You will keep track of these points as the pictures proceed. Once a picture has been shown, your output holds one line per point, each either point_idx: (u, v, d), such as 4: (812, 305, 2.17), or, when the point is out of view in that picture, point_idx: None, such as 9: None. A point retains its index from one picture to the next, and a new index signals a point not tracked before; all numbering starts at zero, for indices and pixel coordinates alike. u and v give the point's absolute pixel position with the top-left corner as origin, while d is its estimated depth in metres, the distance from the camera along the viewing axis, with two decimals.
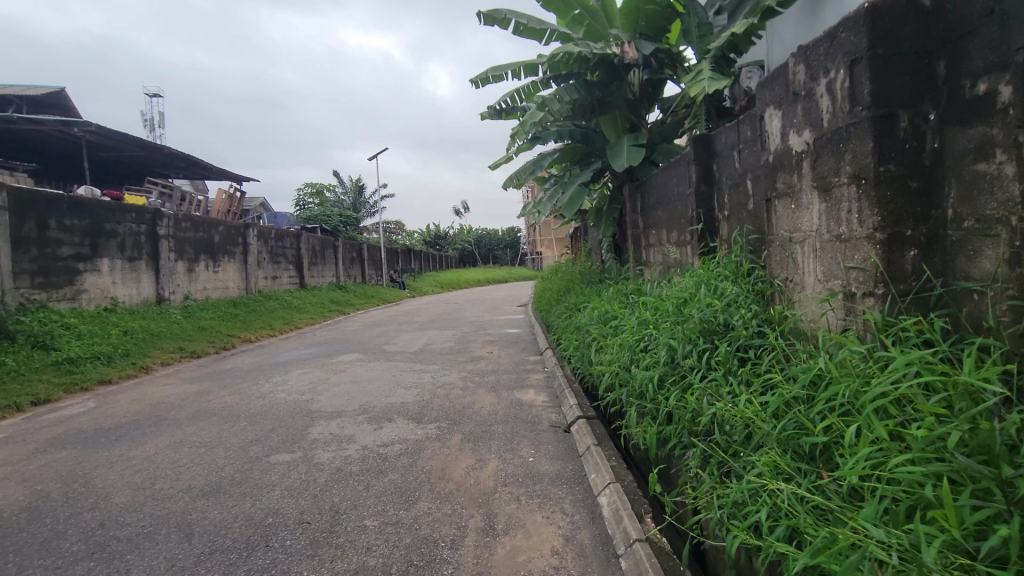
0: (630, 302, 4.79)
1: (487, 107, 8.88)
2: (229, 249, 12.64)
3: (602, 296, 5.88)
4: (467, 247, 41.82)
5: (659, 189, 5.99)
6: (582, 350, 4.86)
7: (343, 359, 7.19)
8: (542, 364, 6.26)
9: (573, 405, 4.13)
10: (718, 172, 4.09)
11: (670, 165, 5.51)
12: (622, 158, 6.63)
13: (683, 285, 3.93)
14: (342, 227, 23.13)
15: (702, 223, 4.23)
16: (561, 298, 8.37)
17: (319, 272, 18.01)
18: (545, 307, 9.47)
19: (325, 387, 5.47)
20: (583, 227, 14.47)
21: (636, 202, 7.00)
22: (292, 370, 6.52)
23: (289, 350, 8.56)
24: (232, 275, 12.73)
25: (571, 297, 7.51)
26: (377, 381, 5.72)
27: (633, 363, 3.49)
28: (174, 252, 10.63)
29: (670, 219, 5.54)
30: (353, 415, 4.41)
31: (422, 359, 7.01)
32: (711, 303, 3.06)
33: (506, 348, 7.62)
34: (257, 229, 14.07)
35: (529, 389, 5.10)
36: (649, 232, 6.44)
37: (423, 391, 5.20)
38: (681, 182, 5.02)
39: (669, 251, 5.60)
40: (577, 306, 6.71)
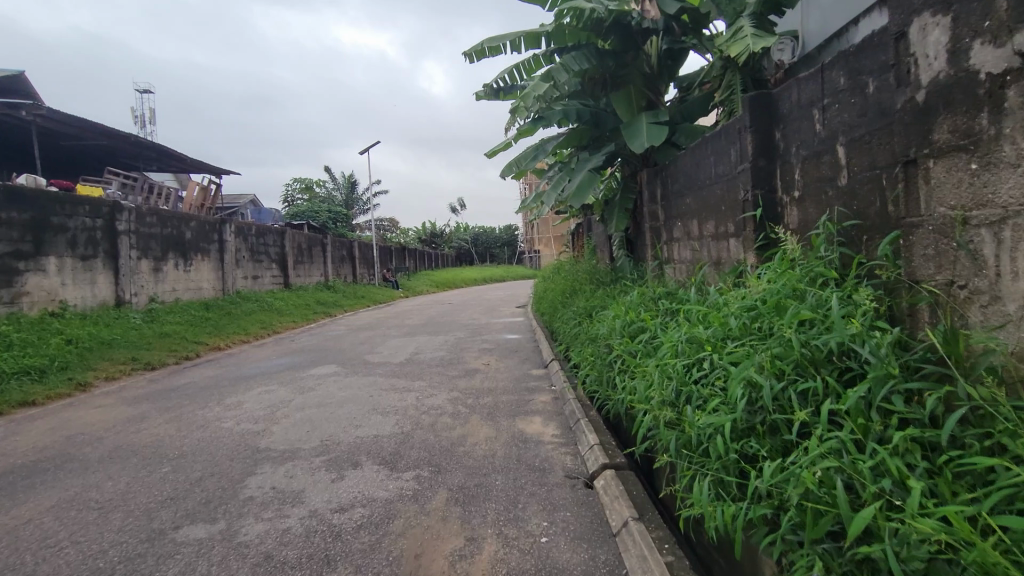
0: (663, 309, 3.83)
1: (483, 85, 7.90)
2: (202, 247, 11.66)
3: (623, 299, 4.91)
4: (464, 245, 40.82)
5: (688, 173, 5.01)
6: (603, 369, 3.90)
7: (317, 373, 6.20)
8: (548, 381, 5.29)
9: (595, 448, 3.16)
10: (786, 142, 3.10)
11: (704, 141, 4.52)
12: (640, 139, 5.61)
13: (743, 290, 2.97)
14: (332, 225, 22.13)
15: (761, 208, 3.26)
16: (567, 301, 7.38)
17: (305, 271, 17.00)
18: (548, 311, 8.46)
19: (285, 413, 4.49)
20: (587, 222, 13.50)
21: (656, 192, 6.03)
22: (253, 389, 5.53)
23: (258, 361, 7.56)
24: (205, 275, 11.72)
25: (580, 300, 6.55)
26: (349, 404, 4.72)
27: (683, 399, 2.53)
28: (136, 250, 9.63)
29: (704, 207, 4.56)
30: (309, 457, 3.42)
31: (407, 373, 6.01)
32: (807, 318, 2.10)
33: (504, 359, 6.63)
34: (236, 225, 13.07)
35: (535, 417, 4.12)
36: (674, 226, 5.48)
37: (403, 419, 4.22)
38: (725, 160, 4.03)
39: (703, 247, 4.63)
40: (590, 311, 5.74)
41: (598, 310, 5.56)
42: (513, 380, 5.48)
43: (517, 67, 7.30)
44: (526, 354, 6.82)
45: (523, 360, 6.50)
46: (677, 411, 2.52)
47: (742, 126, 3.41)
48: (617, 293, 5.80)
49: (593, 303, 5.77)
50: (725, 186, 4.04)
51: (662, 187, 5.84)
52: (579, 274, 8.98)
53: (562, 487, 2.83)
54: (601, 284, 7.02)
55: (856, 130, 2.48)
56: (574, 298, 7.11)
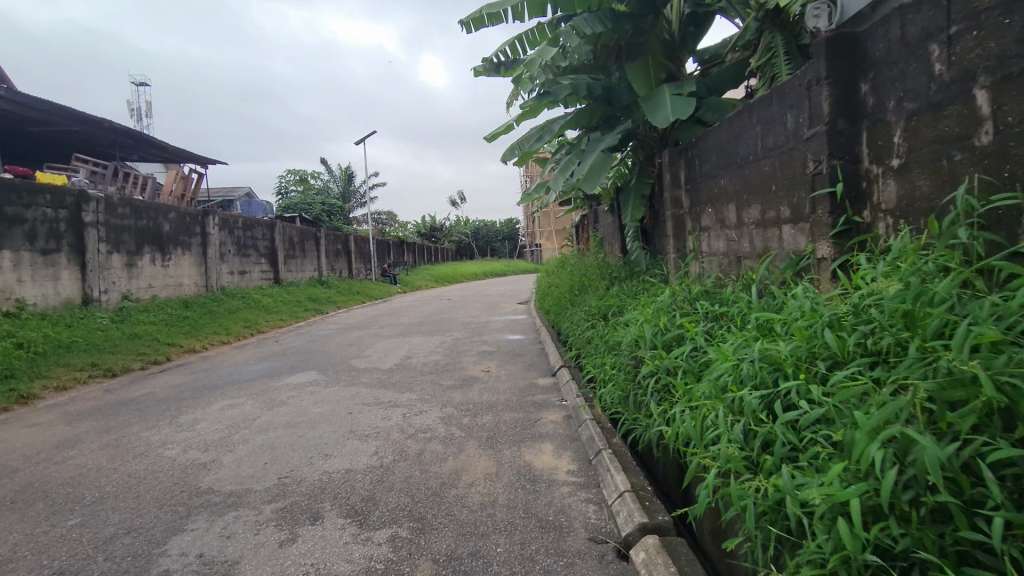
0: (704, 313, 3.09)
1: (483, 60, 7.12)
2: (182, 240, 10.92)
3: (646, 299, 4.18)
4: (464, 239, 40.06)
5: (721, 152, 4.27)
6: (629, 387, 3.17)
7: (294, 383, 5.46)
8: (556, 394, 4.53)
9: (626, 498, 2.42)
10: (881, 94, 2.35)
11: (746, 111, 3.77)
12: (663, 110, 4.80)
13: (829, 294, 2.23)
14: (327, 217, 21.39)
15: (841, 183, 2.52)
16: (576, 300, 6.63)
17: (297, 266, 16.24)
18: (554, 311, 7.70)
19: (244, 436, 3.75)
20: (594, 213, 12.75)
21: (679, 177, 5.28)
22: (216, 403, 4.78)
23: (233, 366, 6.81)
24: (186, 271, 10.98)
25: (591, 300, 5.81)
26: (322, 425, 3.97)
27: (763, 448, 1.80)
28: (105, 243, 8.89)
29: (746, 190, 3.81)
30: (258, 505, 2.68)
31: (395, 383, 5.26)
32: (982, 340, 1.39)
33: (506, 365, 5.88)
34: (220, 218, 12.31)
35: (545, 443, 3.38)
36: (703, 215, 4.74)
37: (384, 446, 3.47)
38: (780, 129, 3.26)
39: (744, 238, 3.87)
40: (605, 312, 4.99)
41: (615, 312, 4.82)
42: (517, 391, 4.73)
43: (520, 38, 6.52)
44: (531, 359, 6.07)
45: (527, 366, 5.75)
46: (757, 464, 1.79)
47: (813, 78, 2.65)
48: (636, 292, 5.08)
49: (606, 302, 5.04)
50: (779, 161, 3.28)
51: (686, 170, 5.10)
52: (588, 269, 8.20)
53: (586, 561, 2.08)
54: (614, 281, 6.28)
55: (1013, 62, 1.73)
56: (584, 297, 6.37)
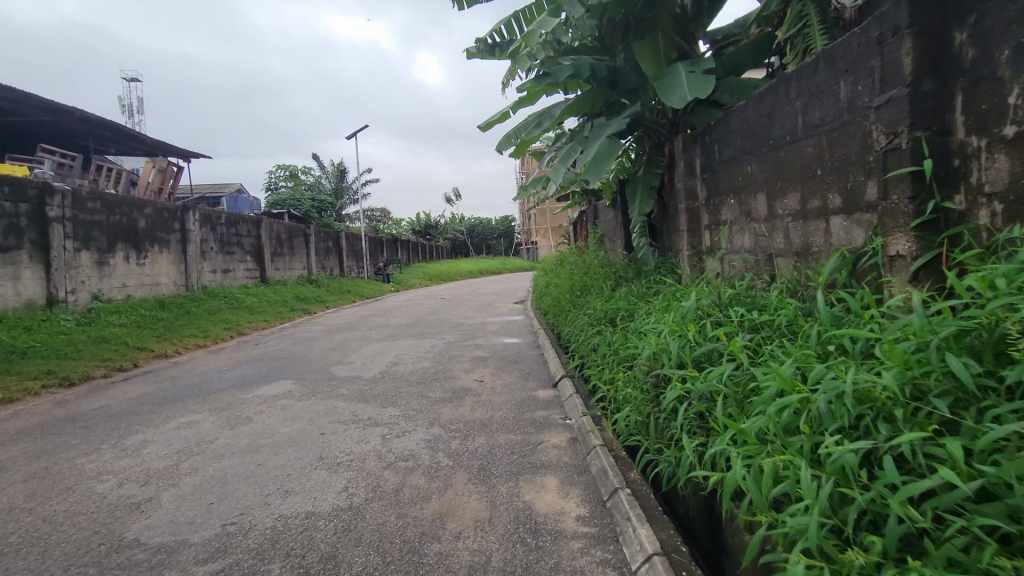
0: (742, 324, 2.57)
1: (476, 40, 6.56)
2: (159, 236, 10.34)
3: (662, 303, 3.65)
4: (459, 237, 39.48)
5: (747, 134, 3.73)
6: (652, 413, 2.63)
7: (265, 395, 4.89)
8: (559, 410, 3.98)
9: (656, 565, 1.89)
10: (988, 43, 1.82)
11: (781, 84, 3.23)
12: (679, 90, 4.25)
13: (930, 303, 1.71)
14: (316, 214, 20.78)
15: (927, 161, 1.99)
16: (578, 302, 6.08)
17: (285, 264, 15.64)
18: (554, 313, 7.15)
19: (194, 465, 3.19)
20: (594, 208, 12.19)
21: (693, 167, 4.74)
22: (173, 421, 4.21)
23: (205, 374, 6.24)
24: (163, 269, 10.39)
25: (594, 301, 5.29)
26: (288, 450, 3.42)
27: (874, 525, 1.28)
28: (73, 240, 8.31)
29: (781, 177, 3.27)
30: (189, 566, 2.13)
31: (377, 396, 4.70)
32: None
33: (502, 373, 5.33)
34: (201, 213, 11.71)
35: (547, 476, 2.84)
36: (724, 208, 4.21)
37: (356, 479, 2.93)
38: (830, 101, 2.71)
39: (777, 233, 3.34)
40: (612, 316, 4.45)
41: (625, 316, 4.28)
42: (514, 406, 4.18)
43: (516, 15, 5.96)
44: (528, 367, 5.52)
45: (525, 375, 5.20)
46: (862, 550, 1.27)
47: (889, 29, 2.11)
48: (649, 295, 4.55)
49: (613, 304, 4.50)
50: (829, 140, 2.73)
51: (702, 159, 4.56)
52: (590, 269, 7.64)
53: None
54: (620, 282, 5.74)
55: None
56: (587, 298, 5.83)
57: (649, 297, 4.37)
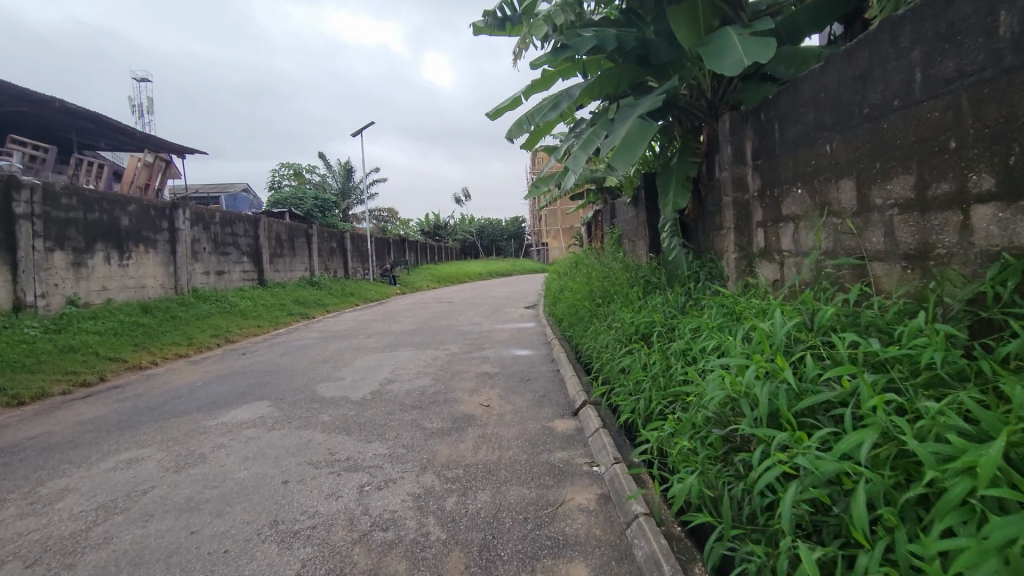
0: (856, 359, 1.82)
1: (483, 15, 5.79)
2: (145, 236, 9.66)
3: (717, 320, 2.88)
4: (469, 238, 38.78)
5: (823, 107, 2.96)
6: (727, 481, 1.88)
7: (232, 422, 4.13)
8: (583, 451, 3.20)
9: None
10: None
11: (882, 32, 2.44)
12: (732, 54, 3.45)
13: None
14: (320, 213, 20.10)
15: None
16: (600, 312, 5.29)
17: (285, 265, 14.95)
18: (572, 323, 6.36)
19: (108, 533, 2.44)
20: (611, 207, 11.39)
21: (743, 153, 3.96)
22: (113, 457, 3.47)
23: (176, 390, 5.51)
24: (149, 271, 9.70)
25: (620, 312, 4.52)
26: (236, 508, 2.66)
27: None
28: (44, 239, 7.63)
29: (881, 157, 2.48)
30: None
31: (363, 426, 3.93)
32: None
33: (512, 396, 4.55)
34: (192, 211, 11.02)
35: (575, 563, 2.05)
36: (785, 202, 3.44)
37: (314, 561, 2.15)
38: (976, 43, 1.93)
39: (872, 230, 2.56)
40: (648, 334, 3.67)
41: (664, 335, 3.50)
42: (527, 443, 3.40)
43: None
44: (542, 388, 4.73)
45: (540, 399, 4.41)
46: None
47: None
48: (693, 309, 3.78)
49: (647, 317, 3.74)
50: (973, 97, 1.96)
51: (755, 143, 3.79)
52: (612, 274, 6.84)
53: None
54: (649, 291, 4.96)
55: None
56: (609, 308, 5.05)
57: (693, 311, 3.59)
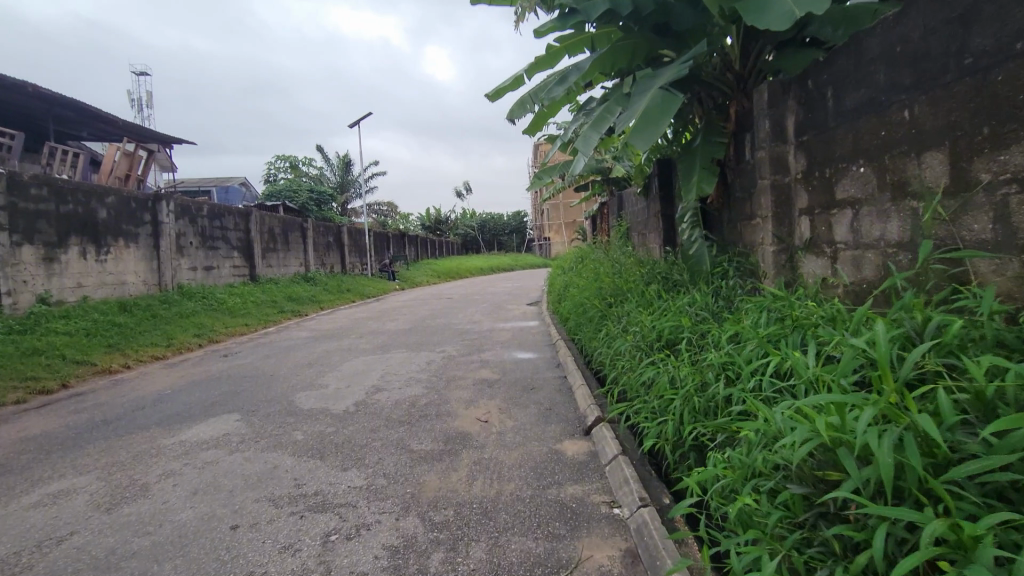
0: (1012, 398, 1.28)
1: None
2: (126, 229, 9.11)
3: (767, 329, 2.35)
4: (471, 233, 38.24)
5: (897, 64, 2.41)
6: (817, 565, 1.35)
7: (191, 441, 3.58)
8: (600, 484, 2.65)
9: None
10: None
11: None
12: (777, 7, 2.89)
13: None
14: (316, 207, 19.54)
15: None
16: (612, 312, 4.74)
17: (278, 260, 14.39)
18: (580, 323, 5.81)
19: None
20: (617, 199, 10.83)
21: (783, 128, 3.40)
22: (41, 488, 2.92)
23: (140, 399, 4.95)
24: (130, 267, 9.15)
25: (638, 314, 3.99)
26: (166, 567, 2.10)
27: None
28: (10, 233, 7.08)
29: (993, 120, 1.93)
30: None
31: (340, 447, 3.38)
32: None
33: (515, 410, 3.99)
34: (177, 204, 10.46)
35: None
36: (840, 184, 2.90)
37: None
38: None
39: (975, 215, 2.01)
40: (676, 344, 3.12)
41: (698, 344, 2.96)
42: (532, 472, 2.84)
43: None
44: (548, 400, 4.17)
45: (546, 414, 3.85)
46: None
47: None
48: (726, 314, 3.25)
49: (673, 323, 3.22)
50: None
51: (799, 116, 3.24)
52: (623, 270, 6.28)
53: None
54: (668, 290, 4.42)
55: None
56: (623, 309, 4.52)
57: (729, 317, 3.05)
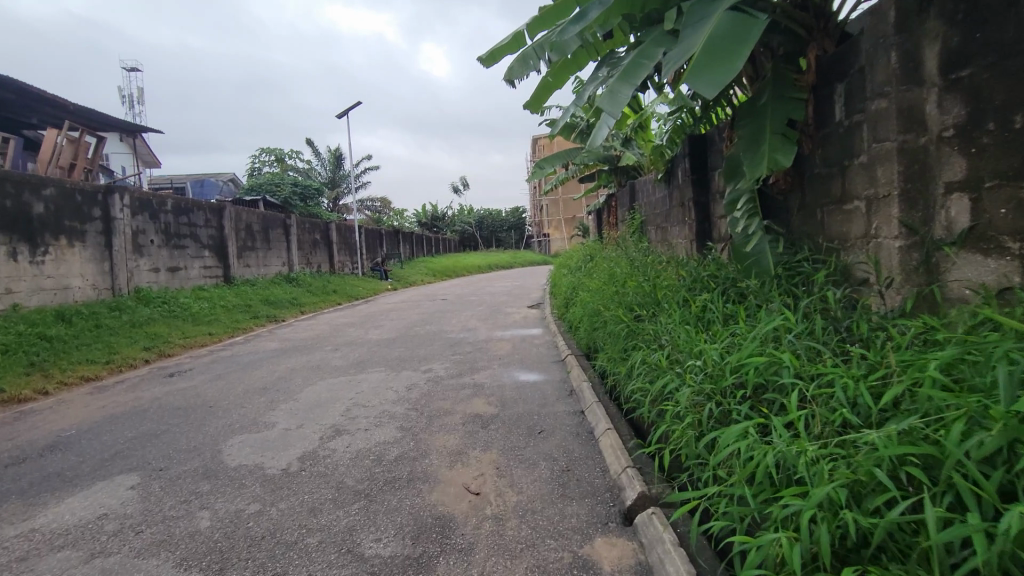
0: None
1: None
2: (71, 226, 7.95)
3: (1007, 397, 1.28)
4: (468, 229, 37.09)
5: None
6: None
7: (44, 533, 2.43)
8: None
9: None
10: None
11: None
12: None
13: None
14: (301, 203, 18.36)
15: None
16: (644, 329, 3.62)
17: (257, 260, 13.23)
18: (599, 339, 4.69)
19: None
20: (629, 189, 9.71)
21: (919, 62, 2.28)
22: None
23: (28, 444, 3.79)
24: (75, 270, 7.96)
25: (690, 339, 2.89)
26: None
27: None
28: None
29: None
30: None
31: (257, 547, 2.24)
32: None
33: (518, 473, 2.84)
34: (134, 198, 9.25)
35: None
36: None
37: None
38: None
39: None
40: (774, 397, 2.03)
41: (820, 403, 1.86)
42: None
43: None
44: (563, 457, 3.02)
45: (562, 480, 2.72)
46: None
47: None
48: (842, 351, 2.16)
49: (763, 359, 2.12)
50: None
51: (951, 42, 2.15)
52: (647, 273, 5.14)
53: None
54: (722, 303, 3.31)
55: None
56: (660, 326, 3.40)
57: (863, 361, 1.96)
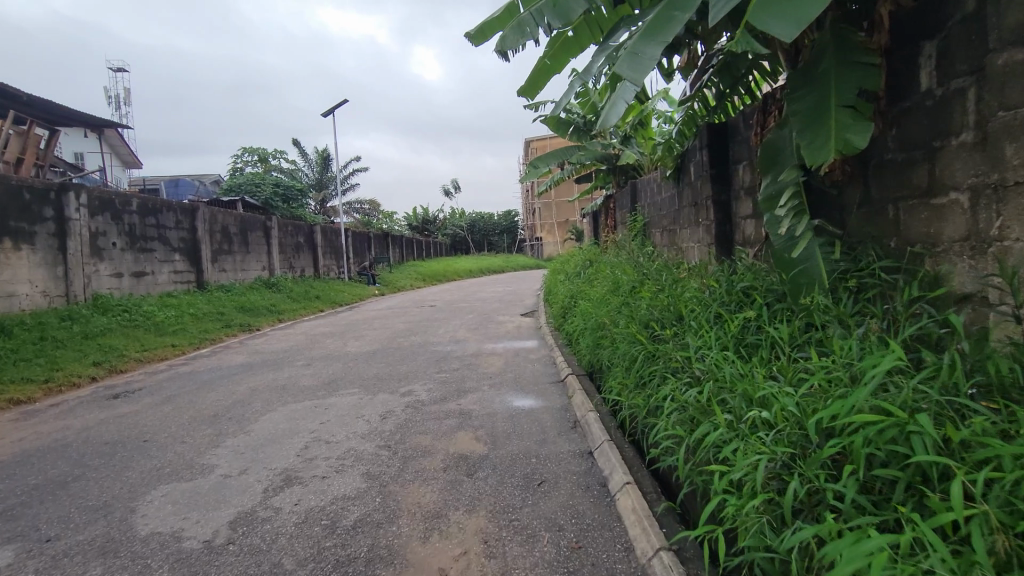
0: None
1: None
2: (18, 226, 7.17)
3: None
4: (459, 233, 36.40)
5: None
6: None
7: None
8: None
9: None
10: None
11: None
12: None
13: None
14: (282, 204, 17.60)
15: None
16: (669, 354, 2.95)
17: (234, 264, 12.47)
18: (606, 360, 4.02)
19: None
20: (629, 189, 9.05)
21: None
22: None
23: None
24: (22, 275, 7.17)
25: (744, 375, 2.22)
26: None
27: None
28: None
29: None
30: None
31: None
32: None
33: (513, 553, 2.13)
34: (93, 196, 8.49)
35: None
36: None
37: None
38: None
39: None
40: (911, 484, 1.37)
41: (1003, 503, 1.20)
42: None
43: None
44: (571, 525, 2.32)
45: (572, 567, 2.02)
46: None
47: None
48: (992, 409, 1.50)
49: (878, 421, 1.46)
50: None
51: None
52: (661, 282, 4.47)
53: None
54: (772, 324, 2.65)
55: None
56: (693, 349, 2.75)
57: None
